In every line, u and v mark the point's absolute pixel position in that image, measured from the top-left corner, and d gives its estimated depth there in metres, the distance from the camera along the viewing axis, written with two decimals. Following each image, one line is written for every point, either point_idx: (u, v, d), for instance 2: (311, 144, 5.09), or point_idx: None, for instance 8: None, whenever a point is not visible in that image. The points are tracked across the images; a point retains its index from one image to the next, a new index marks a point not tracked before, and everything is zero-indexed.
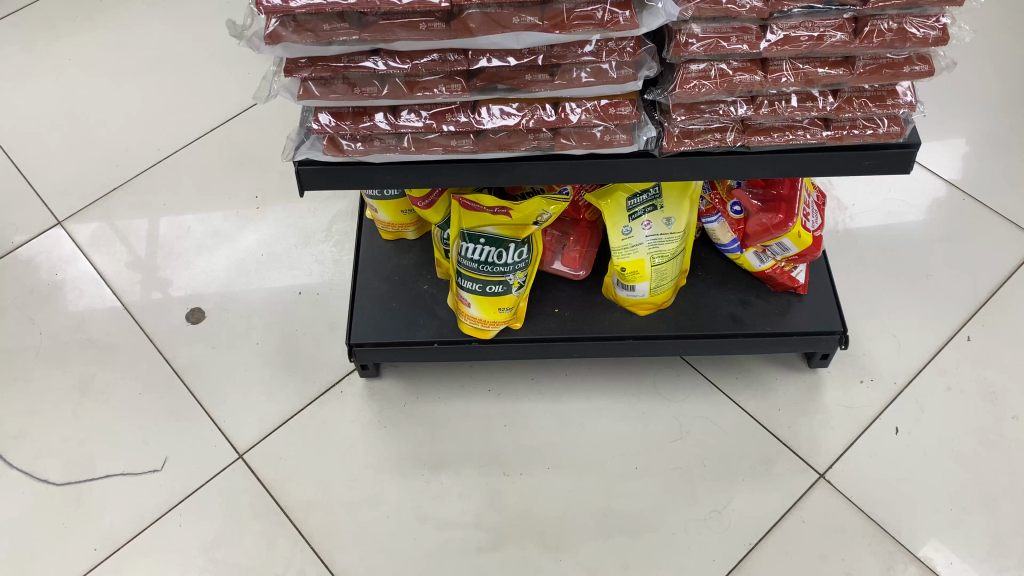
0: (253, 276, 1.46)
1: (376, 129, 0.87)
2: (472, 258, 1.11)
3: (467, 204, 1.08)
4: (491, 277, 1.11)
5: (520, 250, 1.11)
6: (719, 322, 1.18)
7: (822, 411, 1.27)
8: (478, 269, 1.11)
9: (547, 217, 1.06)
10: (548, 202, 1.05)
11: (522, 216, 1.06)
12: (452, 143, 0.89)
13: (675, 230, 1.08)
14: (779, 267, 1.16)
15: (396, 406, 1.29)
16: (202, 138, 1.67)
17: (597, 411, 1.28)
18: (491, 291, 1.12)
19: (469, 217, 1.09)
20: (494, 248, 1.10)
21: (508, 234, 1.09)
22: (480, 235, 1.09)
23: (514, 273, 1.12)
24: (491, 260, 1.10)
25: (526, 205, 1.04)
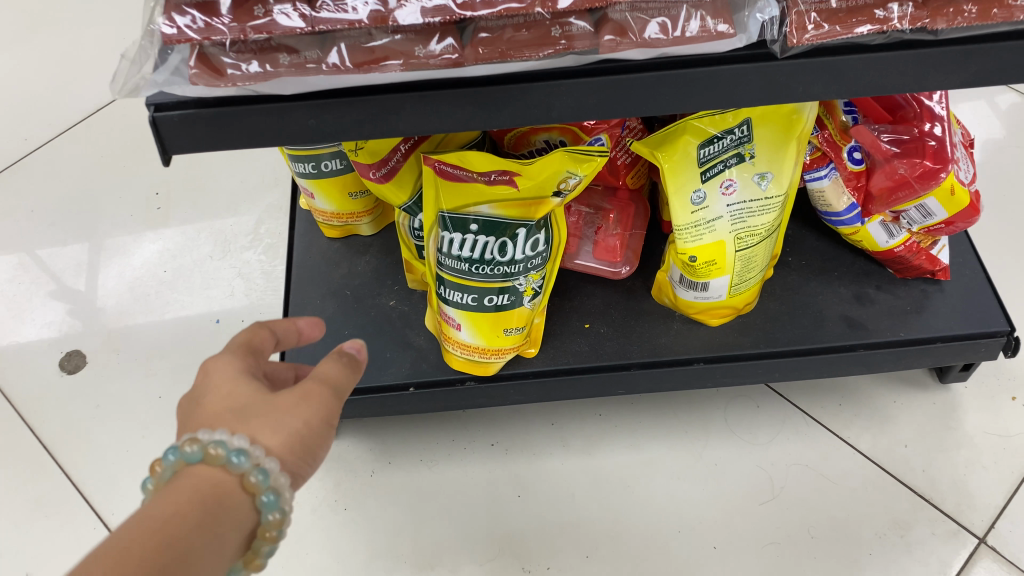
0: (153, 303, 1.05)
1: (273, 25, 0.49)
2: (458, 255, 0.71)
3: (448, 169, 0.69)
4: (491, 284, 0.72)
5: (534, 240, 0.71)
6: (831, 330, 0.80)
7: (967, 445, 0.89)
8: (469, 272, 0.71)
9: (577, 184, 0.67)
10: (577, 158, 0.66)
11: (534, 184, 0.67)
12: (417, 53, 0.50)
13: (774, 193, 0.69)
14: (914, 243, 0.78)
15: (359, 479, 0.90)
16: (85, 123, 1.27)
17: (649, 466, 0.90)
18: (491, 305, 0.73)
19: (453, 191, 0.70)
20: (493, 237, 0.70)
21: (515, 213, 0.69)
22: (470, 217, 0.70)
23: (527, 275, 0.72)
24: (489, 256, 0.71)
25: (541, 164, 0.66)
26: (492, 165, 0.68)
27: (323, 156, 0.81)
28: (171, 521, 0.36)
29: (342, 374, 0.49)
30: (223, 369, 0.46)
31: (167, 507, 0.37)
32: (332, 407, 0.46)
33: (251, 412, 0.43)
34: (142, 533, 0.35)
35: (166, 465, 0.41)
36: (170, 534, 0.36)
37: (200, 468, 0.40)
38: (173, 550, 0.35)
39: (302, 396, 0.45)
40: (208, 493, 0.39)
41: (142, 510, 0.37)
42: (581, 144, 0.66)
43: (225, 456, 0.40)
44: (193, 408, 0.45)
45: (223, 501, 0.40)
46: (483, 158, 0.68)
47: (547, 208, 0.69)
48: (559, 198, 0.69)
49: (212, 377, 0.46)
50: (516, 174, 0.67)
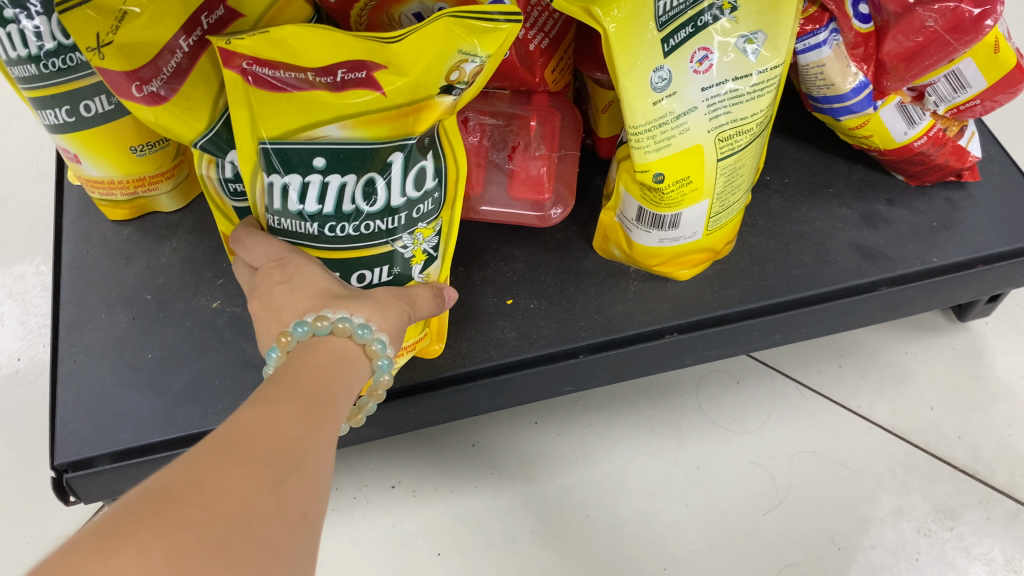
0: None
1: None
2: (299, 213, 0.44)
3: (262, 71, 0.41)
4: (362, 252, 0.46)
5: (419, 171, 0.46)
6: (843, 265, 0.58)
7: (1006, 396, 0.69)
8: (322, 237, 0.45)
9: (479, 68, 0.43)
10: (473, 25, 0.42)
11: (411, 77, 0.42)
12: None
13: (768, 65, 0.46)
14: (938, 132, 0.57)
15: None
16: None
17: (611, 484, 0.66)
18: (366, 284, 0.48)
19: (273, 108, 0.42)
20: (353, 175, 0.44)
21: (383, 131, 0.43)
22: (309, 145, 0.43)
23: (414, 229, 0.48)
24: (353, 208, 0.45)
25: (420, 44, 0.42)
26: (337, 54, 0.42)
27: (81, 92, 0.53)
28: (310, 368, 0.35)
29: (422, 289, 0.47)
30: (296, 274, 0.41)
31: (306, 360, 0.35)
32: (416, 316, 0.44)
33: (354, 301, 0.40)
34: (290, 376, 0.34)
35: (290, 340, 0.37)
36: (315, 378, 0.34)
37: (330, 341, 0.37)
38: (320, 387, 0.33)
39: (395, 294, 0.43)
40: (341, 358, 0.37)
41: (279, 368, 0.35)
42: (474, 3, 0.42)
43: (351, 329, 0.38)
44: (280, 304, 0.40)
45: (353, 369, 0.37)
46: (321, 41, 0.41)
47: (435, 113, 0.44)
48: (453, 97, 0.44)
49: (301, 278, 0.41)
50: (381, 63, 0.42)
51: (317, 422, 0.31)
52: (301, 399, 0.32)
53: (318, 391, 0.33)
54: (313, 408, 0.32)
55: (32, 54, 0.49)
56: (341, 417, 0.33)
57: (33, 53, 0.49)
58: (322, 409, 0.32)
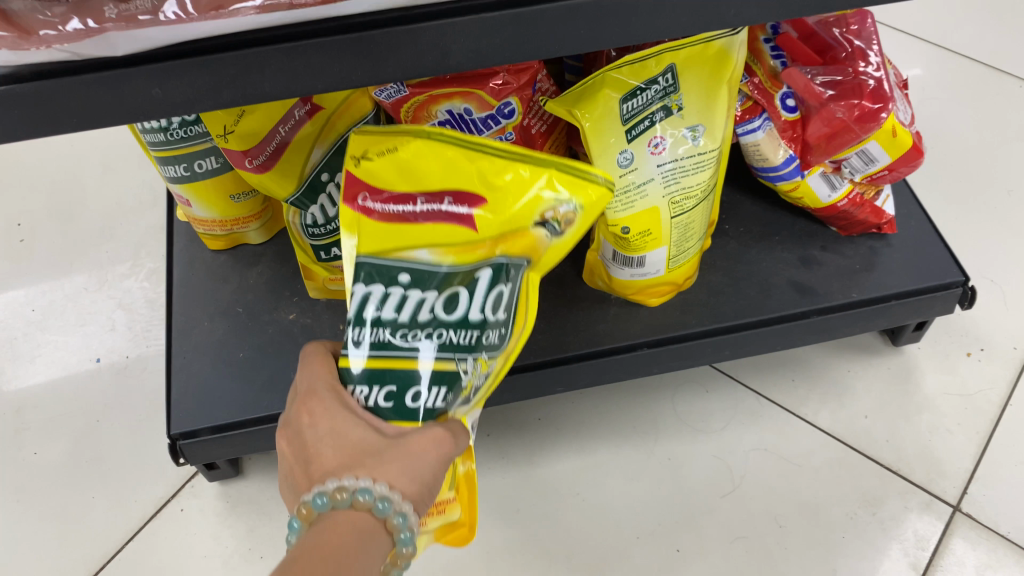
0: (20, 346, 0.93)
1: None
2: (374, 319, 0.50)
3: (375, 201, 0.53)
4: (429, 363, 0.49)
5: (497, 296, 0.51)
6: (780, 297, 0.73)
7: (929, 408, 0.84)
8: (391, 344, 0.50)
9: (569, 211, 0.52)
10: (573, 178, 0.52)
11: (504, 214, 0.52)
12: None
13: (706, 149, 0.62)
14: (857, 195, 0.72)
15: (276, 521, 0.80)
16: None
17: (598, 469, 0.82)
18: (421, 403, 0.49)
19: (377, 230, 0.52)
20: (434, 292, 0.51)
21: (464, 258, 0.51)
22: (397, 263, 0.51)
23: (477, 356, 0.51)
24: (428, 317, 0.50)
25: (520, 190, 0.52)
26: (449, 185, 0.52)
27: (196, 154, 0.70)
28: (327, 548, 0.40)
29: (457, 426, 0.48)
30: (333, 423, 0.47)
31: (324, 534, 0.41)
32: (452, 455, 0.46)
33: (377, 465, 0.44)
34: (303, 556, 0.39)
35: (314, 508, 0.43)
36: (328, 559, 0.39)
37: (348, 513, 0.43)
38: (329, 566, 0.39)
39: (429, 440, 0.46)
40: (358, 534, 0.42)
41: (304, 542, 0.41)
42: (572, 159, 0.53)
43: (371, 503, 0.43)
44: (312, 459, 0.46)
45: (370, 542, 0.42)
46: (437, 175, 0.53)
47: (526, 244, 0.52)
48: (542, 233, 0.52)
49: (329, 431, 0.46)
50: (483, 193, 0.52)
51: None
52: None
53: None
54: None
55: (164, 126, 0.67)
56: None
57: (165, 125, 0.67)
58: None
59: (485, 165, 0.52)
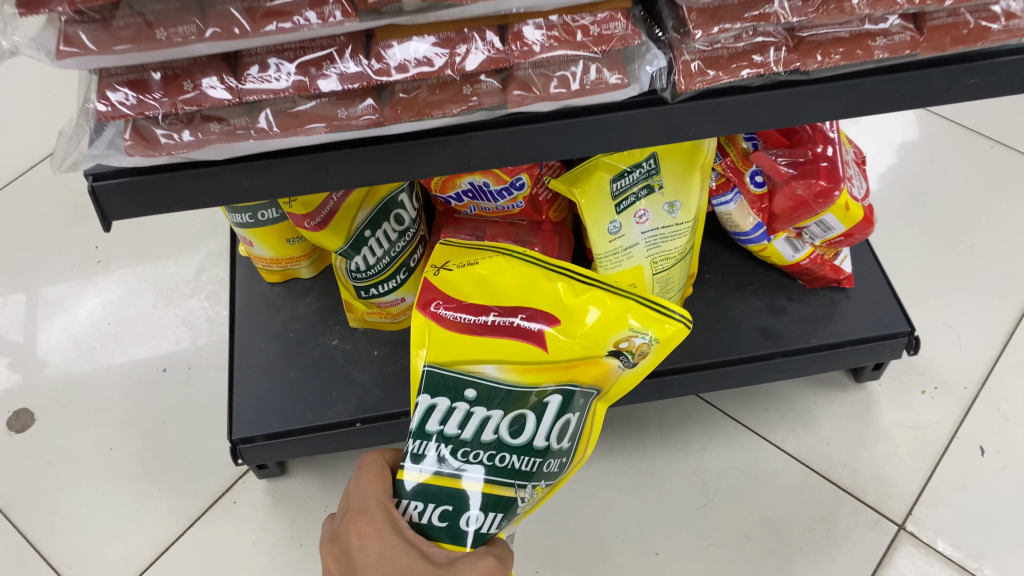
0: (99, 356, 1.09)
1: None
2: (440, 432, 0.63)
3: (447, 309, 0.67)
4: (479, 487, 0.62)
5: (564, 423, 0.65)
6: (748, 340, 0.85)
7: (884, 438, 0.96)
8: (455, 458, 0.63)
9: (644, 343, 0.66)
10: (645, 314, 0.66)
11: (578, 337, 0.66)
12: (301, 18, 0.48)
13: (682, 220, 0.75)
14: (818, 255, 0.85)
15: (315, 514, 0.95)
16: (21, 180, 1.28)
17: (591, 481, 0.95)
18: (473, 526, 0.61)
19: (450, 343, 0.66)
20: (498, 412, 0.64)
21: (536, 378, 0.65)
22: (468, 376, 0.65)
23: (534, 484, 0.64)
24: (494, 437, 0.64)
25: (588, 324, 0.66)
26: (524, 305, 0.67)
27: (259, 205, 0.81)
28: None
29: (501, 551, 0.62)
30: (389, 553, 0.58)
31: None
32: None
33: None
34: None
35: None
36: None
37: None
38: None
39: (476, 569, 0.58)
40: None
41: None
42: (656, 298, 0.67)
43: None
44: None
45: None
46: (513, 293, 0.68)
47: (599, 371, 0.67)
48: (615, 362, 0.67)
49: (380, 555, 0.58)
50: (555, 322, 0.66)
51: None
52: None
53: None
54: None
55: None
56: None
57: None
58: None
59: (564, 292, 0.67)
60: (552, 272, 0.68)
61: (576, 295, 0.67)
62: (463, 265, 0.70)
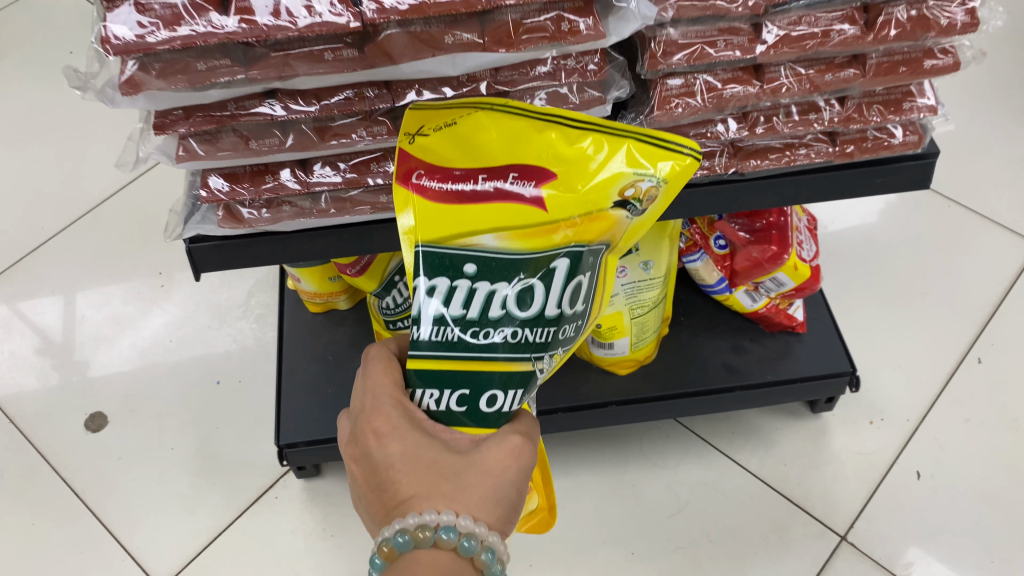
0: (162, 368, 1.26)
1: (207, 42, 0.55)
2: (440, 315, 0.53)
3: (431, 179, 0.54)
4: (498, 367, 0.54)
5: (576, 287, 0.54)
6: (713, 374, 1.01)
7: (834, 461, 1.12)
8: (463, 343, 0.53)
9: (651, 187, 0.53)
10: (654, 151, 0.53)
11: (577, 191, 0.53)
12: (356, 136, 0.65)
13: (655, 275, 0.91)
14: (773, 305, 1.01)
15: (344, 510, 1.12)
16: (94, 210, 1.47)
17: (580, 489, 1.11)
18: (494, 407, 0.55)
19: (437, 216, 0.53)
20: (504, 285, 0.53)
21: (540, 243, 0.53)
22: (465, 251, 0.53)
23: (552, 353, 0.55)
24: (500, 313, 0.53)
25: (589, 173, 0.53)
26: (514, 162, 0.54)
27: None
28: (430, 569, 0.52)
29: (528, 428, 0.57)
30: (412, 452, 0.55)
31: (423, 563, 0.53)
32: (526, 462, 0.56)
33: (459, 487, 0.54)
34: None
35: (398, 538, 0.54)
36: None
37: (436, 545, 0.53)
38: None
39: (504, 455, 0.55)
40: (451, 566, 0.53)
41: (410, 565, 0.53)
42: (658, 132, 0.54)
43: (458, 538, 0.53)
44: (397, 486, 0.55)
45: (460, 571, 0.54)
46: (501, 152, 0.54)
47: (606, 226, 0.53)
48: (623, 213, 0.53)
49: (401, 453, 0.55)
50: (555, 176, 0.53)
51: None
52: None
53: None
54: None
55: None
56: None
57: None
58: None
59: (558, 141, 0.54)
60: (541, 121, 0.54)
61: (572, 143, 0.53)
62: (442, 127, 0.56)
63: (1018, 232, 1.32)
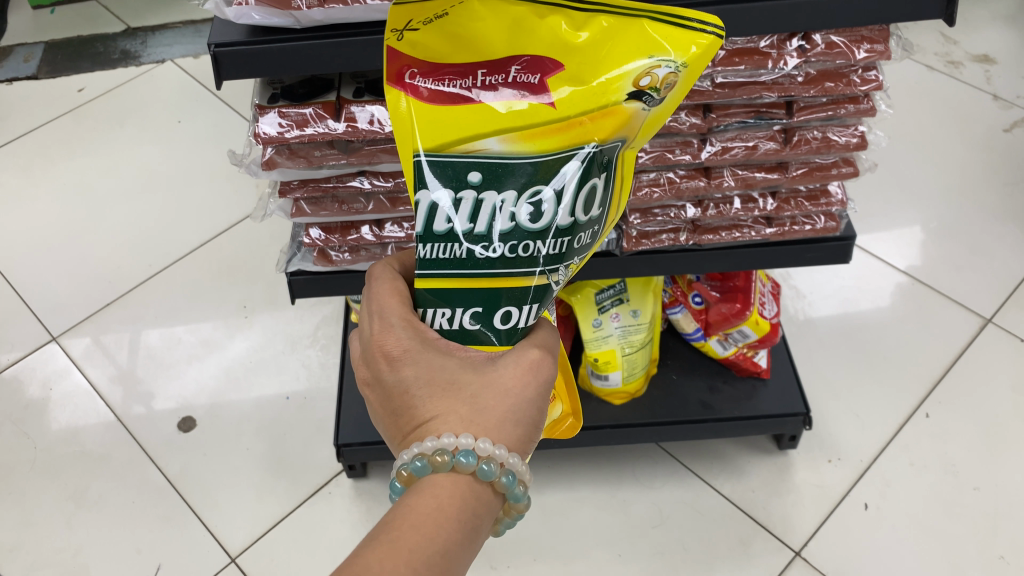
0: (242, 384, 1.53)
1: (324, 138, 0.83)
2: (451, 230, 0.58)
3: (428, 80, 0.58)
4: (509, 282, 0.60)
5: (590, 190, 0.58)
6: (691, 408, 1.24)
7: (794, 490, 1.33)
8: (473, 260, 0.59)
9: (669, 72, 0.56)
10: (668, 34, 0.56)
11: (588, 84, 0.56)
12: None
13: (642, 321, 1.16)
14: (741, 353, 1.24)
15: (383, 506, 1.36)
16: (192, 252, 1.76)
17: (579, 500, 1.34)
18: (509, 322, 0.62)
19: (440, 119, 0.57)
20: (513, 194, 0.57)
21: (551, 143, 0.57)
22: (469, 157, 0.57)
23: (567, 265, 0.60)
24: (511, 225, 0.58)
25: (601, 62, 0.56)
26: (517, 53, 0.57)
27: None
28: (448, 497, 0.59)
29: (543, 341, 0.65)
30: (433, 375, 0.61)
31: (442, 490, 0.59)
32: (544, 377, 0.63)
33: (477, 405, 0.61)
34: (433, 506, 0.58)
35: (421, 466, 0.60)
36: (455, 509, 0.58)
37: (455, 474, 0.60)
38: (455, 509, 0.58)
39: (520, 372, 0.62)
40: (470, 492, 0.60)
41: (431, 490, 0.59)
42: (672, 10, 0.56)
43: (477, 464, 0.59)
44: (417, 408, 0.62)
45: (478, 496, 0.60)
46: (501, 43, 0.57)
47: (622, 118, 0.57)
48: (638, 105, 0.57)
49: (417, 375, 0.62)
50: (562, 67, 0.57)
51: (451, 541, 0.56)
52: (442, 528, 0.56)
53: (462, 519, 0.58)
54: (451, 530, 0.56)
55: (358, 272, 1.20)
56: (470, 533, 0.58)
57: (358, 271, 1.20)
58: (457, 527, 0.57)
59: (565, 27, 0.56)
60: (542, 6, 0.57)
61: (577, 31, 0.57)
62: (431, 19, 0.57)
63: (969, 309, 1.55)
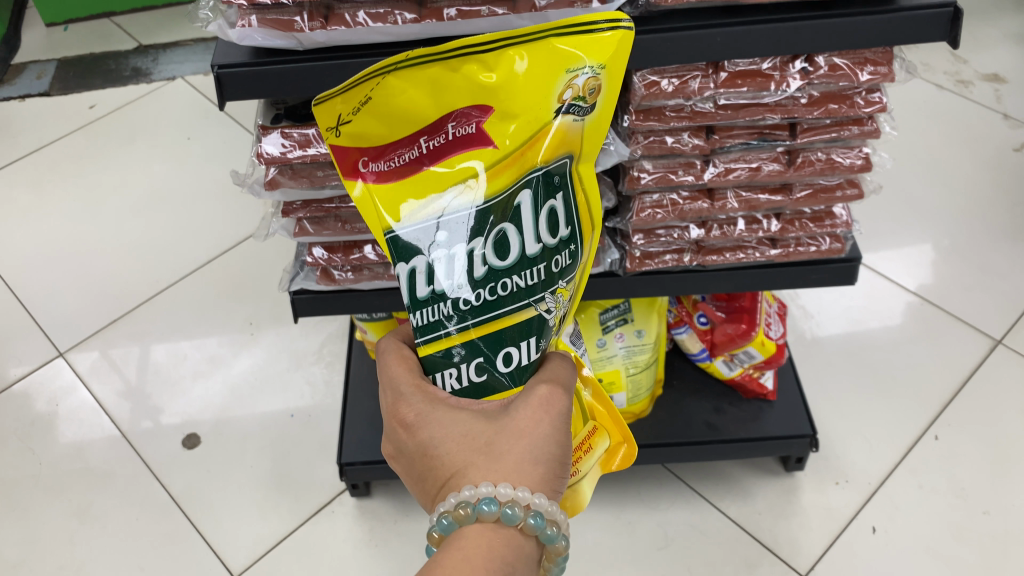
0: (247, 401, 1.53)
1: (327, 158, 0.83)
2: (433, 292, 0.59)
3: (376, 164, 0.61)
4: (505, 324, 0.59)
5: (550, 212, 0.58)
6: (696, 430, 1.24)
7: (801, 513, 1.32)
8: (469, 314, 0.59)
9: (587, 78, 0.56)
10: (575, 42, 0.56)
11: (517, 118, 0.57)
12: None
13: (647, 341, 1.15)
14: (747, 373, 1.23)
15: (386, 525, 1.35)
16: (199, 268, 1.77)
17: (583, 522, 1.33)
18: (512, 364, 0.61)
19: (396, 194, 0.60)
20: (480, 241, 0.58)
21: (502, 183, 0.58)
22: (431, 218, 0.59)
23: (555, 289, 0.60)
24: (484, 270, 0.58)
25: (518, 95, 0.57)
26: (445, 111, 0.59)
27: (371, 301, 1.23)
28: (476, 547, 0.57)
29: (556, 372, 0.62)
30: (446, 434, 0.61)
31: (471, 542, 0.57)
32: (559, 407, 0.61)
33: (495, 455, 0.60)
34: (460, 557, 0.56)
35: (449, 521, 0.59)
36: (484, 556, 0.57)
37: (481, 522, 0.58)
38: (484, 558, 0.57)
39: (532, 412, 0.60)
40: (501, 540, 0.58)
41: (459, 544, 0.58)
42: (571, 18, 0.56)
43: (500, 509, 0.58)
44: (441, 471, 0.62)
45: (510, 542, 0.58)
46: (427, 106, 0.59)
47: (559, 138, 0.57)
48: (569, 118, 0.57)
49: (432, 438, 0.61)
50: (488, 111, 0.57)
51: None
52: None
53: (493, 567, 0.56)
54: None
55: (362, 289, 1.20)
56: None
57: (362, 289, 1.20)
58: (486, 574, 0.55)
59: (477, 71, 0.57)
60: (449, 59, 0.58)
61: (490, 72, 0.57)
62: (358, 108, 0.61)
63: (979, 330, 1.54)
